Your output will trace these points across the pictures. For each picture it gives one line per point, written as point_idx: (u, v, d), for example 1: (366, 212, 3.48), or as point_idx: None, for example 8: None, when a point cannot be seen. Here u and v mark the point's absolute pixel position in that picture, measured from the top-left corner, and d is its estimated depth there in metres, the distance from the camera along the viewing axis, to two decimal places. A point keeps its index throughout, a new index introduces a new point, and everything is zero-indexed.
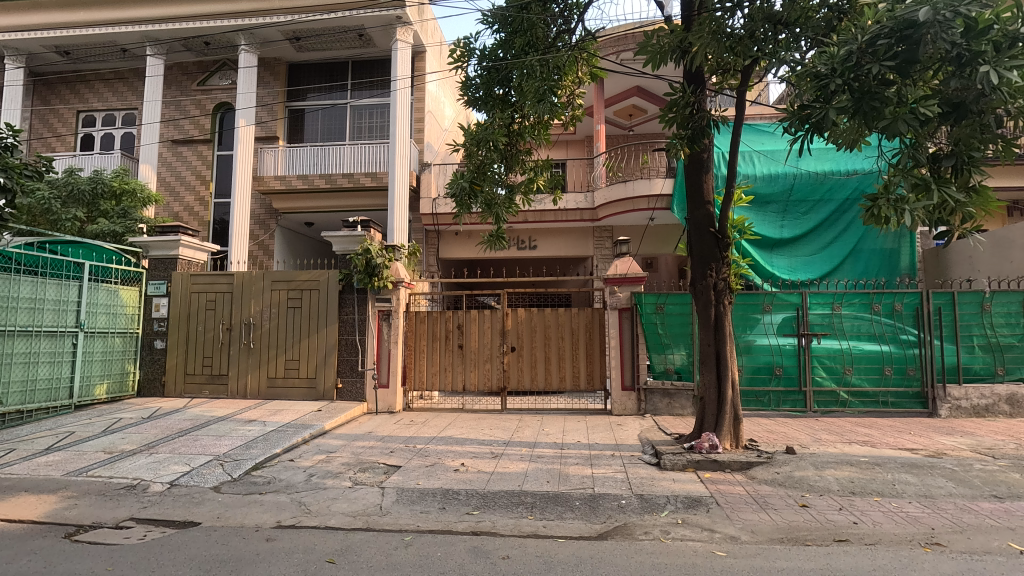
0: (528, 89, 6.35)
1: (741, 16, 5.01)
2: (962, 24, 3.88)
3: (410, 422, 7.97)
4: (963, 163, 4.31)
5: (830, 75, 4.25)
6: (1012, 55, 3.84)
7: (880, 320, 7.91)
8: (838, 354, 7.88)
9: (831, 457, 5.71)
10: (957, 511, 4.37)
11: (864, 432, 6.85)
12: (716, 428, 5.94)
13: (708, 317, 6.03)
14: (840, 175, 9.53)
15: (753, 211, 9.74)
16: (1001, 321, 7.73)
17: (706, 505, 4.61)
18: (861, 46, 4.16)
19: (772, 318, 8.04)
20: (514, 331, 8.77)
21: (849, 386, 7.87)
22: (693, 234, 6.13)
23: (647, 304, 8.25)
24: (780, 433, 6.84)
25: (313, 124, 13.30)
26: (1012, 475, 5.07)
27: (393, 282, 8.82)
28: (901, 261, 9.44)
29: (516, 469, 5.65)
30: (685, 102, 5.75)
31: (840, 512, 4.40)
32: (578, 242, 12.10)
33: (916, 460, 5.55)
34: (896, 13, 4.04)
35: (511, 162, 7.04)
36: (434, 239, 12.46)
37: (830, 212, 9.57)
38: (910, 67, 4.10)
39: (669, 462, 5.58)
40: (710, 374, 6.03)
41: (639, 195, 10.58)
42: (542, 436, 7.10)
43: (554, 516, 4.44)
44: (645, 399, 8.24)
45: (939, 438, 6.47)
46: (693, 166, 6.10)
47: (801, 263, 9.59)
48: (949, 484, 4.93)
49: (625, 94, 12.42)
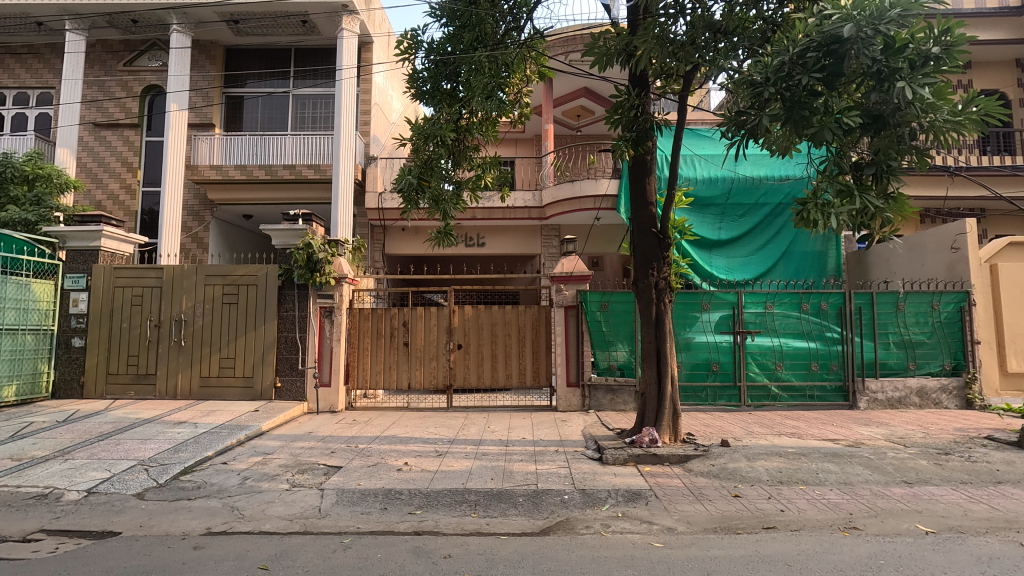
0: (476, 86, 6.32)
1: (683, 23, 5.17)
2: (882, 41, 4.16)
3: (352, 422, 7.76)
4: (883, 172, 4.54)
5: (764, 83, 4.47)
6: (925, 73, 4.18)
7: (808, 319, 8.37)
8: (770, 350, 8.28)
9: (761, 448, 5.98)
10: (873, 497, 4.69)
11: (792, 425, 7.23)
12: (656, 423, 6.11)
13: (649, 315, 6.17)
14: (774, 181, 10.03)
15: (693, 213, 10.07)
16: (912, 320, 8.36)
17: (645, 498, 4.75)
18: (792, 57, 4.37)
19: (710, 317, 8.37)
20: (461, 328, 8.71)
21: (780, 381, 8.30)
22: (637, 233, 6.26)
23: (592, 301, 8.43)
24: (715, 426, 7.11)
25: (252, 112, 12.73)
26: (920, 462, 5.48)
27: (336, 277, 8.56)
28: (828, 263, 10.04)
29: (461, 467, 5.61)
30: (630, 104, 5.97)
31: (769, 500, 4.63)
32: (526, 240, 12.17)
33: (838, 450, 5.91)
34: (823, 27, 4.30)
35: (459, 158, 6.97)
36: (379, 234, 12.23)
37: (765, 215, 10.05)
38: (837, 80, 4.34)
39: (611, 457, 5.71)
40: (650, 370, 6.18)
41: (586, 195, 10.74)
42: (487, 434, 7.08)
43: (497, 513, 4.44)
44: (589, 395, 8.37)
45: (859, 428, 6.92)
46: (637, 168, 6.24)
47: (738, 264, 10.01)
48: (866, 471, 5.29)
49: (573, 94, 12.57)
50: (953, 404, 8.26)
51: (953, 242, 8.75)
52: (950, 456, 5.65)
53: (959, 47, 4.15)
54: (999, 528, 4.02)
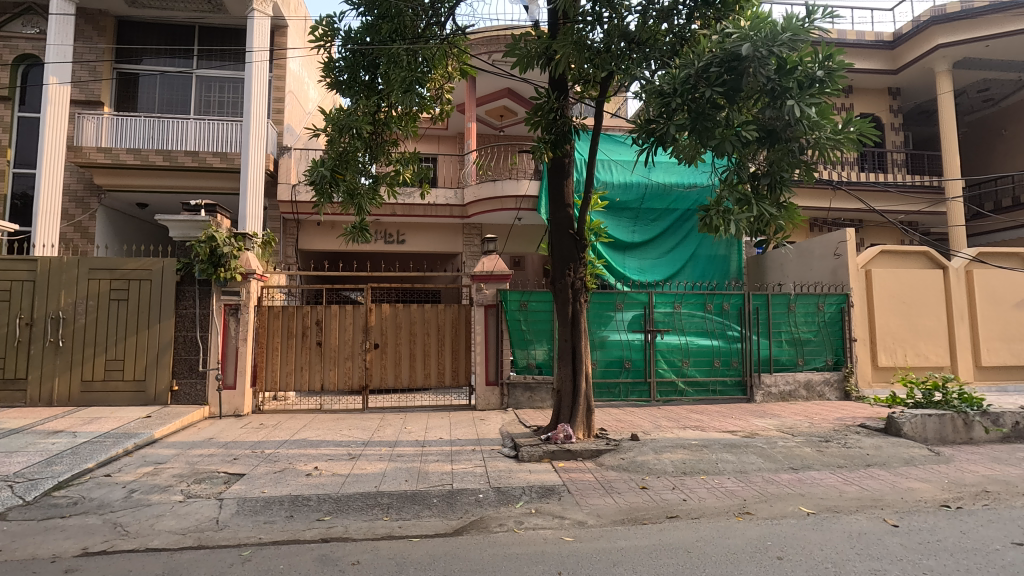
0: (395, 79, 6.14)
1: (599, 30, 5.32)
2: (776, 62, 4.48)
3: (259, 426, 7.32)
4: (776, 183, 4.86)
5: (672, 94, 4.73)
6: (811, 94, 4.56)
7: (711, 318, 8.92)
8: (677, 348, 8.75)
9: (668, 441, 6.29)
10: (764, 484, 5.08)
11: (696, 418, 7.68)
12: (571, 420, 6.26)
13: (566, 314, 6.31)
14: (683, 188, 10.59)
15: (609, 216, 10.41)
16: (802, 319, 9.14)
17: (558, 493, 4.85)
18: (697, 71, 4.65)
19: (624, 316, 8.70)
20: (378, 327, 8.48)
21: (686, 377, 8.78)
22: (554, 234, 6.38)
23: (512, 301, 8.49)
24: (627, 421, 7.41)
25: (149, 92, 11.70)
26: (805, 449, 6.00)
27: (243, 273, 8.01)
28: (730, 267, 10.77)
29: (374, 469, 5.45)
30: (550, 107, 6.11)
31: (673, 491, 4.89)
32: (448, 238, 12.07)
33: (736, 441, 6.32)
34: (725, 45, 4.60)
35: (376, 152, 6.80)
36: (292, 228, 11.77)
37: (675, 220, 10.60)
38: (736, 95, 4.66)
39: (527, 454, 5.79)
40: (566, 368, 6.33)
41: (507, 195, 10.81)
42: (403, 435, 6.94)
43: (410, 515, 4.36)
44: (507, 393, 8.43)
45: (754, 420, 7.47)
46: (556, 170, 6.37)
47: (649, 265, 10.51)
48: (759, 460, 5.71)
49: (496, 94, 12.61)
50: (834, 395, 9.13)
51: (836, 249, 9.66)
52: (830, 443, 6.23)
53: (839, 72, 4.55)
54: (867, 506, 4.49)
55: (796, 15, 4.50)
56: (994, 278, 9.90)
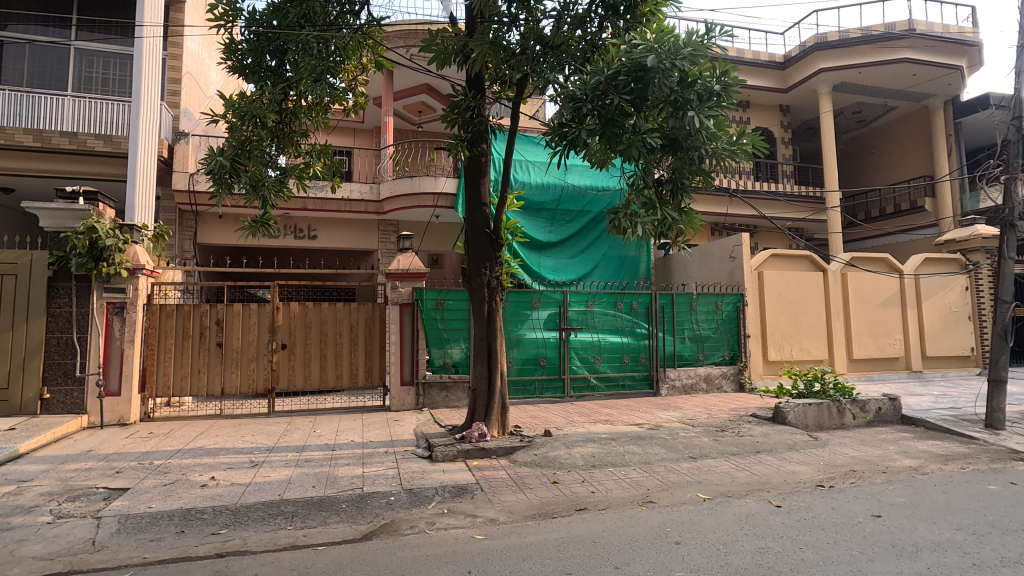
0: (304, 67, 5.85)
1: (516, 32, 5.37)
2: (678, 74, 4.73)
3: (147, 435, 6.72)
4: (678, 189, 5.18)
5: (584, 100, 4.93)
6: (709, 106, 4.85)
7: (622, 316, 9.30)
8: (590, 345, 9.05)
9: (579, 436, 6.48)
10: (666, 473, 5.38)
11: (606, 413, 7.98)
12: (485, 419, 6.29)
13: (482, 313, 6.32)
14: (596, 191, 10.96)
15: (526, 216, 10.57)
16: (702, 317, 9.77)
17: (471, 491, 4.85)
18: (607, 79, 4.85)
19: (539, 315, 8.86)
20: (286, 326, 8.07)
21: (598, 373, 9.11)
22: (470, 233, 6.37)
23: (428, 299, 8.38)
24: (541, 418, 7.56)
25: (16, 63, 10.41)
26: (703, 439, 6.41)
27: (130, 269, 7.30)
28: (640, 267, 11.30)
29: (278, 476, 5.18)
30: (466, 106, 6.09)
31: (582, 484, 5.06)
32: (362, 234, 11.70)
33: (642, 433, 6.63)
34: (632, 55, 4.82)
35: (283, 142, 6.45)
36: (190, 220, 10.97)
37: (588, 221, 10.95)
38: (642, 103, 4.88)
39: (440, 454, 5.74)
40: (481, 367, 6.34)
41: (424, 191, 10.65)
42: (312, 439, 6.64)
43: (316, 523, 4.18)
44: (423, 393, 8.31)
45: (659, 413, 7.88)
46: (473, 169, 6.38)
47: (564, 264, 10.78)
48: (662, 450, 6.03)
49: (414, 90, 12.39)
50: (730, 387, 9.84)
51: (732, 252, 10.41)
52: (725, 432, 6.70)
53: (734, 88, 4.88)
54: (755, 489, 4.88)
55: (695, 31, 4.76)
56: (864, 279, 11.11)
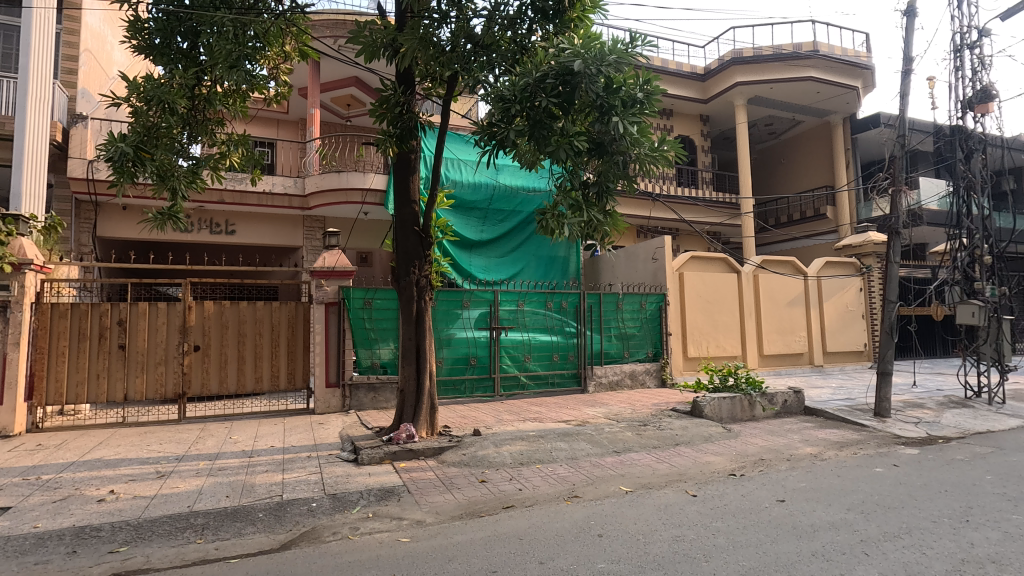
0: (218, 53, 5.50)
1: (446, 29, 5.32)
2: (603, 80, 4.87)
3: (35, 448, 6.08)
4: (603, 192, 5.33)
5: (512, 101, 4.95)
6: (633, 113, 5.02)
7: (551, 315, 9.45)
8: (520, 343, 9.14)
9: (508, 434, 6.52)
10: (591, 468, 5.53)
11: (535, 410, 8.09)
12: (414, 419, 6.20)
13: (410, 312, 6.22)
14: (527, 192, 11.11)
15: (458, 215, 10.51)
16: (628, 316, 10.12)
17: (397, 494, 4.76)
18: (535, 81, 4.91)
19: (470, 314, 8.84)
20: (199, 327, 7.58)
21: (528, 371, 9.21)
22: (399, 231, 6.24)
23: (355, 298, 8.14)
24: (470, 417, 7.55)
25: None
26: (626, 434, 6.65)
27: (14, 263, 6.58)
28: (569, 267, 11.55)
29: (188, 487, 4.85)
30: (396, 101, 5.97)
31: (510, 481, 5.10)
32: (286, 230, 11.20)
33: (569, 430, 6.78)
34: (560, 59, 4.91)
35: (196, 130, 6.06)
36: (88, 212, 10.05)
37: (520, 221, 11.06)
38: (569, 107, 5.00)
39: (366, 457, 5.60)
40: (410, 367, 6.24)
41: (352, 187, 10.34)
42: (227, 445, 6.27)
43: (230, 534, 3.95)
44: (350, 395, 8.05)
45: (586, 409, 8.09)
46: (402, 166, 6.27)
47: (495, 264, 10.82)
48: (588, 446, 6.19)
49: (342, 82, 12.00)
50: (653, 383, 10.25)
51: (654, 254, 10.88)
52: (647, 426, 6.98)
53: (655, 96, 5.08)
54: (674, 480, 5.12)
55: (620, 40, 4.94)
56: (773, 281, 11.93)
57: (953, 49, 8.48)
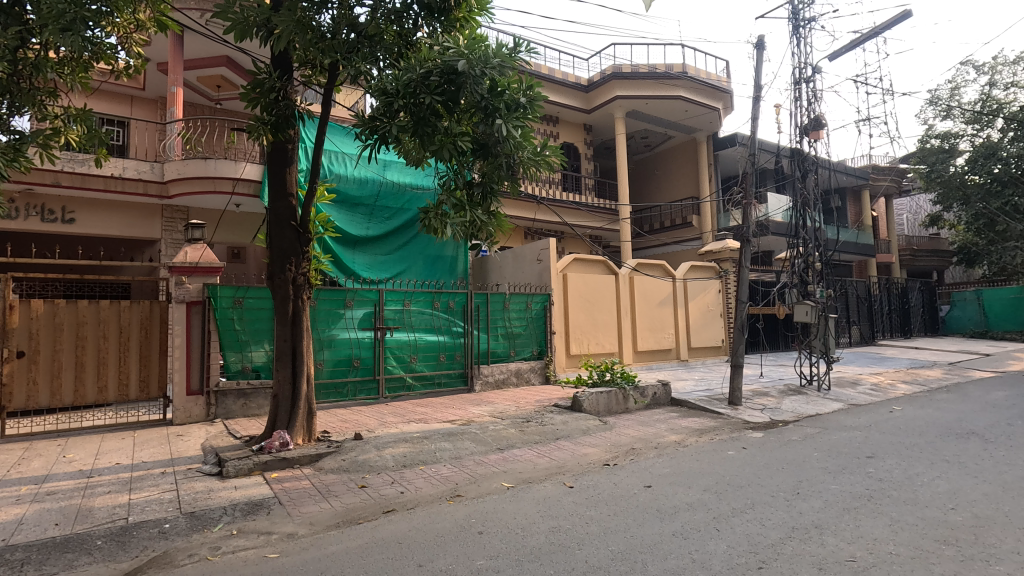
0: (47, 12, 4.71)
1: (328, 15, 5.06)
2: (488, 82, 4.92)
3: None
4: (488, 193, 5.39)
5: (395, 95, 4.87)
6: (517, 117, 5.13)
7: (438, 315, 9.38)
8: (406, 344, 8.96)
9: (391, 437, 6.36)
10: (474, 466, 5.57)
11: (420, 411, 7.98)
12: (288, 426, 5.82)
13: (286, 312, 5.83)
14: (415, 189, 10.93)
15: (341, 210, 10.07)
16: (514, 316, 10.34)
17: (267, 507, 4.44)
18: (419, 77, 4.86)
19: (354, 314, 8.49)
20: (23, 330, 6.51)
21: (414, 372, 9.06)
22: (273, 225, 5.81)
23: (223, 297, 7.46)
24: (352, 421, 7.27)
25: None
26: (510, 431, 6.79)
27: None
28: (458, 267, 11.56)
29: (3, 518, 4.13)
30: (271, 86, 5.57)
31: (391, 485, 4.98)
32: (141, 220, 10.02)
33: (453, 429, 6.77)
34: (445, 58, 4.89)
35: (21, 100, 5.18)
36: None
37: (407, 219, 10.85)
38: (454, 106, 5.00)
39: (232, 470, 5.16)
40: (285, 370, 5.84)
41: (221, 176, 9.45)
42: (61, 466, 5.45)
43: (57, 568, 3.43)
44: (215, 403, 7.35)
45: (472, 409, 8.14)
46: (277, 155, 5.85)
47: (381, 262, 10.53)
48: (472, 445, 6.23)
49: (209, 61, 10.98)
50: (538, 380, 10.56)
51: (539, 255, 11.25)
52: (530, 422, 7.18)
53: (538, 102, 5.23)
54: (553, 473, 5.32)
55: (504, 44, 5.02)
56: (646, 282, 12.87)
57: (793, 81, 9.71)
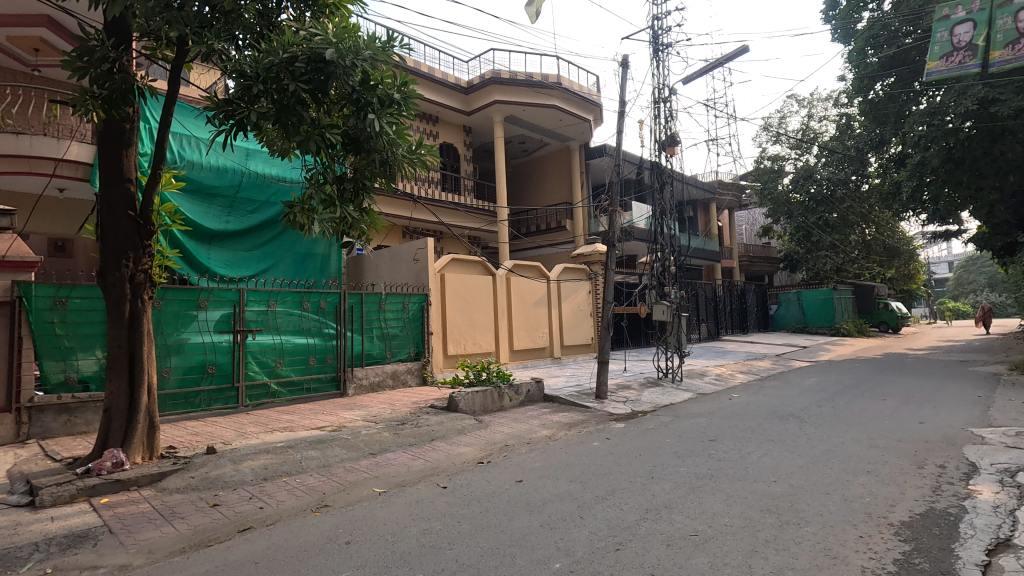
0: None
1: None
2: (359, 74, 4.74)
3: None
4: (360, 189, 5.20)
5: (254, 79, 4.54)
6: (389, 112, 5.01)
7: (308, 316, 8.85)
8: (270, 348, 8.33)
9: (250, 448, 5.86)
10: (344, 474, 5.33)
11: (285, 419, 7.47)
12: (123, 444, 5.12)
13: (121, 314, 5.12)
14: (282, 182, 10.22)
15: (196, 202, 9.11)
16: (390, 316, 10.09)
17: (93, 537, 3.87)
18: (282, 62, 4.55)
19: (209, 316, 7.70)
20: None
21: (279, 377, 8.46)
22: (105, 214, 5.07)
23: (40, 298, 6.40)
24: (204, 433, 6.59)
25: None
26: (383, 435, 6.60)
27: None
28: (330, 265, 11.02)
29: None
30: (103, 55, 4.83)
31: (249, 501, 4.59)
32: None
33: (322, 436, 6.42)
34: (311, 45, 4.62)
35: None
36: None
37: (272, 214, 10.11)
38: (322, 96, 4.74)
39: (48, 498, 4.42)
40: (119, 380, 5.13)
41: (38, 155, 8.06)
42: None
43: None
44: (29, 420, 6.18)
45: (344, 414, 7.79)
46: (110, 135, 5.12)
47: (241, 258, 9.70)
48: (342, 451, 5.96)
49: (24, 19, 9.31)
50: (415, 381, 10.38)
51: (416, 254, 11.10)
52: (405, 425, 7.04)
53: (413, 100, 5.15)
54: (427, 475, 5.27)
55: (377, 37, 4.88)
56: (522, 283, 13.26)
57: (653, 101, 10.58)
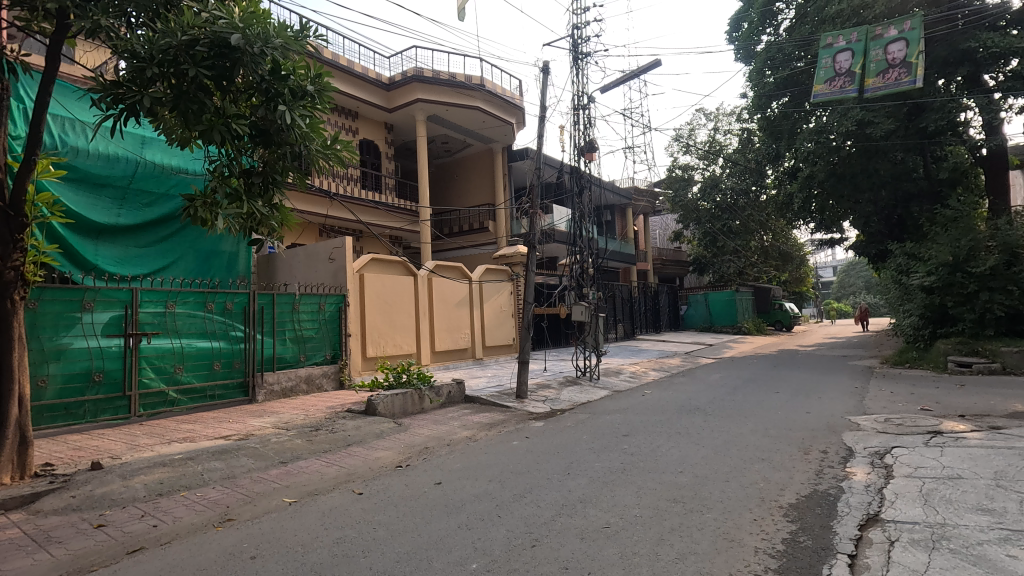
0: None
1: None
2: (269, 62, 4.49)
3: None
4: (270, 183, 4.95)
5: (148, 61, 4.19)
6: (302, 105, 4.79)
7: (212, 318, 8.28)
8: (169, 353, 7.71)
9: (143, 462, 5.38)
10: (251, 485, 5.03)
11: (186, 429, 6.92)
12: None
13: None
14: (184, 174, 9.49)
15: (81, 192, 8.28)
16: (304, 318, 9.65)
17: None
18: (181, 45, 4.22)
19: (95, 318, 7.00)
20: None
21: (179, 384, 7.84)
22: None
23: None
24: (89, 448, 5.96)
25: None
26: (295, 442, 6.29)
27: None
28: (238, 264, 10.36)
29: None
30: None
31: (141, 520, 4.21)
32: None
33: (227, 446, 6.02)
34: (214, 28, 4.32)
35: None
36: None
37: (173, 207, 9.37)
38: (227, 84, 4.46)
39: None
40: None
41: None
42: None
43: None
44: None
45: (252, 421, 7.34)
46: None
47: (135, 255, 8.93)
48: (250, 461, 5.62)
49: None
50: (332, 385, 9.97)
51: (332, 253, 10.71)
52: (319, 431, 6.75)
53: (327, 93, 4.95)
54: (342, 482, 5.08)
55: (288, 25, 4.65)
56: (444, 284, 13.16)
57: (573, 107, 10.86)
